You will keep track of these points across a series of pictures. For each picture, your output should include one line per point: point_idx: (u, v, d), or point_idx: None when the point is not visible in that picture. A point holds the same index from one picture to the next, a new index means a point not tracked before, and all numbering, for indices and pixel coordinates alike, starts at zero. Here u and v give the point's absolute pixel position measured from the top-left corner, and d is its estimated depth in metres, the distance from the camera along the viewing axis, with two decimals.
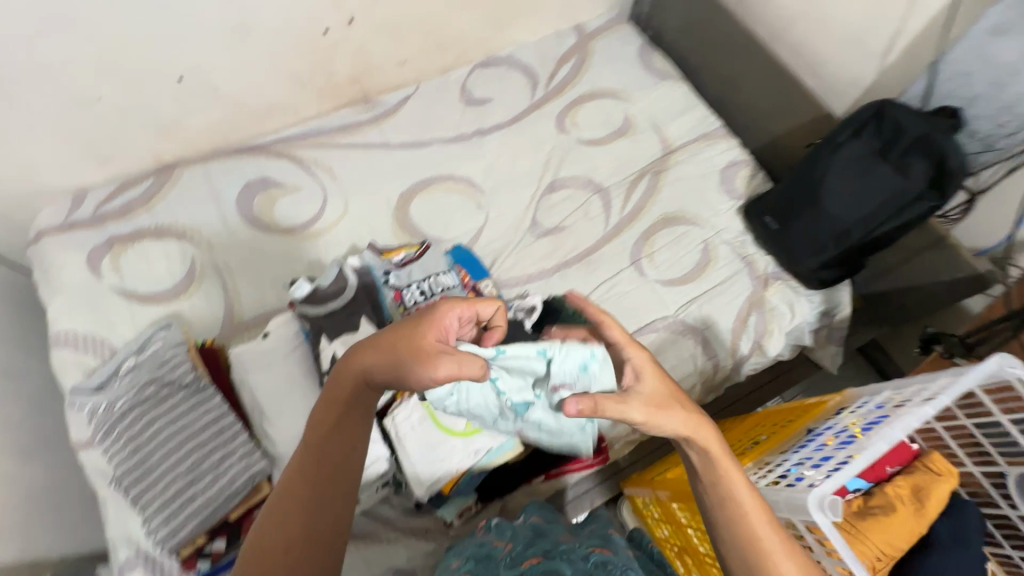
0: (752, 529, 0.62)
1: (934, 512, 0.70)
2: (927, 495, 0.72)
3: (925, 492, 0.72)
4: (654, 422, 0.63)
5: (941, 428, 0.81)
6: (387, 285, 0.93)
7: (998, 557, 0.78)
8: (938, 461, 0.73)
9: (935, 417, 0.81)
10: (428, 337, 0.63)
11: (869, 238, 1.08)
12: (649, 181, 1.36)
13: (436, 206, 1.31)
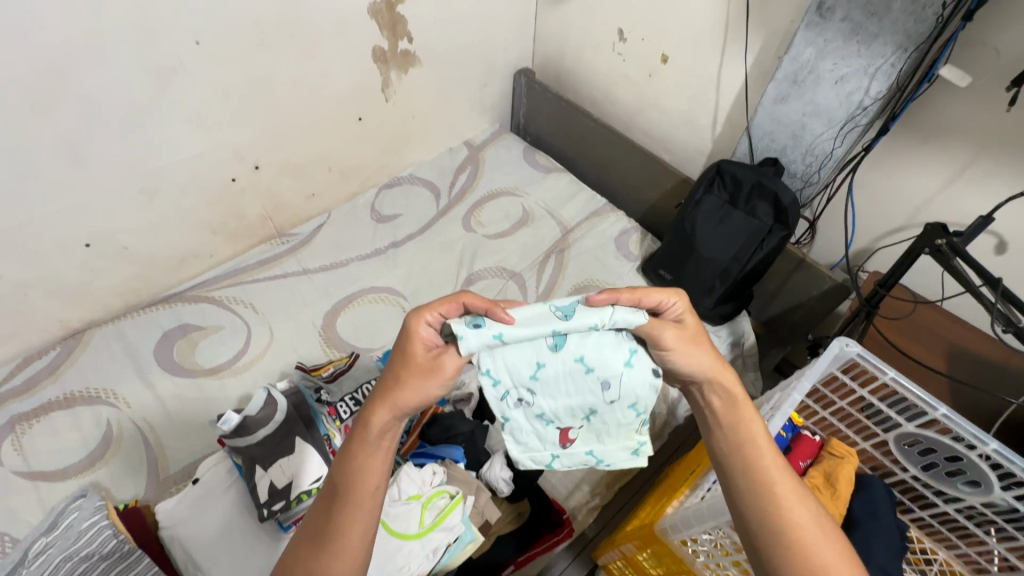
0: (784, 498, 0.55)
1: (847, 492, 0.75)
2: (837, 478, 0.76)
3: (835, 476, 0.76)
4: (687, 356, 0.60)
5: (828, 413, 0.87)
6: (321, 402, 0.97)
7: (915, 521, 0.85)
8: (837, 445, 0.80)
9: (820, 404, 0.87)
10: (417, 355, 0.59)
11: (745, 272, 1.25)
12: (555, 259, 1.50)
13: (362, 319, 1.35)
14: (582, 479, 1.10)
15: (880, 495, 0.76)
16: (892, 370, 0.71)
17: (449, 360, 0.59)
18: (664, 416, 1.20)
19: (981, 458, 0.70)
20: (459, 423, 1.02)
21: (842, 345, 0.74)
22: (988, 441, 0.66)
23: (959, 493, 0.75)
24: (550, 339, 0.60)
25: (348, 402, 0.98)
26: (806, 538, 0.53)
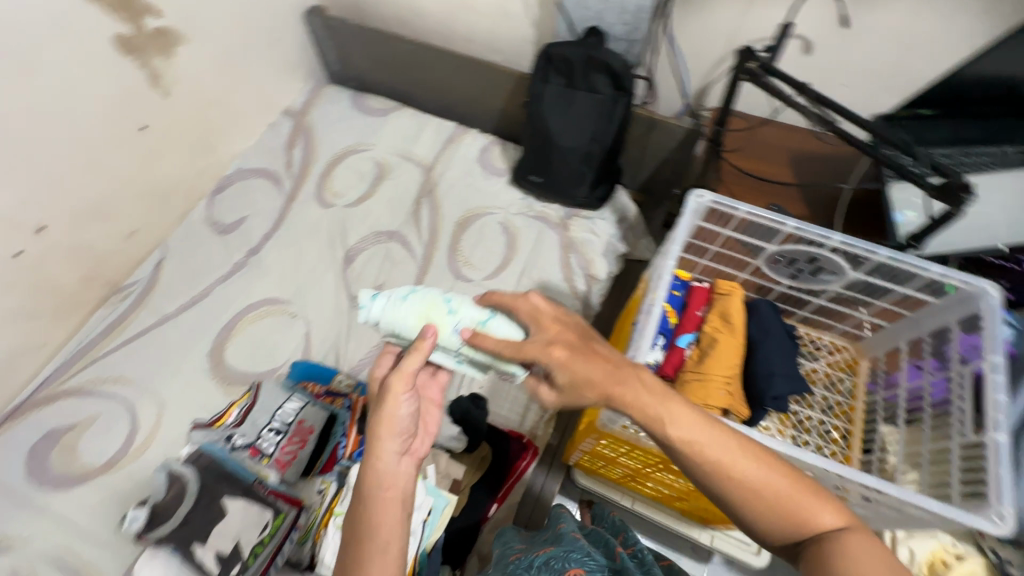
0: (732, 465, 0.57)
1: (742, 324, 0.81)
2: (731, 313, 0.82)
3: (729, 312, 0.82)
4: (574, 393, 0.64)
5: (705, 261, 0.93)
6: (238, 450, 0.91)
7: (801, 321, 0.98)
8: (722, 284, 0.85)
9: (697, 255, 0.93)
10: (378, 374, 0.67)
11: (607, 149, 1.25)
12: (428, 203, 1.43)
13: (252, 342, 1.23)
14: (529, 399, 1.13)
15: (765, 314, 0.84)
16: (743, 206, 0.77)
17: (396, 382, 0.62)
18: (581, 311, 1.26)
19: (831, 251, 0.80)
20: None
21: (696, 198, 0.80)
22: (832, 235, 0.75)
23: (826, 285, 0.86)
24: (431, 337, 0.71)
25: (270, 434, 0.93)
26: (763, 485, 0.56)
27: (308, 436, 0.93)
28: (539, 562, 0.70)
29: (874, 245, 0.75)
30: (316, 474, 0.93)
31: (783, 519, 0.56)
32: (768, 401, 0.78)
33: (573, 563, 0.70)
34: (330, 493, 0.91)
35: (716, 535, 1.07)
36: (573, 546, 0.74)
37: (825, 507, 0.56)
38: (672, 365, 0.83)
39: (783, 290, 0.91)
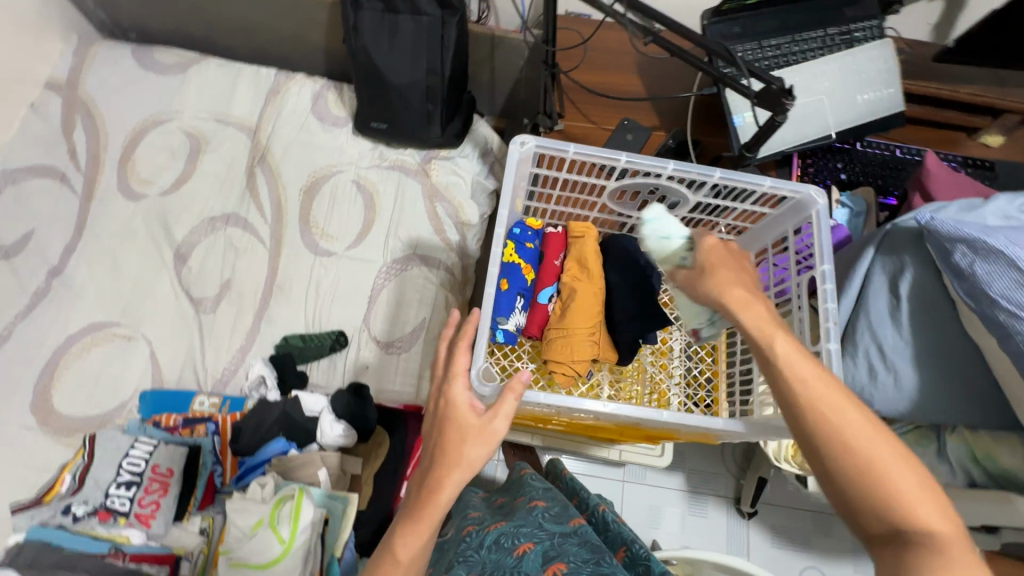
0: (843, 433, 0.48)
1: (598, 268, 0.81)
2: (586, 259, 0.81)
3: (584, 258, 0.81)
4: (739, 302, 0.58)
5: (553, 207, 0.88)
6: (83, 518, 0.82)
7: None
8: (575, 228, 0.83)
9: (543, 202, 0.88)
10: (466, 413, 0.57)
11: (448, 80, 1.11)
12: (263, 171, 1.23)
13: (83, 379, 1.04)
14: (420, 368, 1.08)
15: (621, 252, 0.84)
16: (570, 146, 0.72)
17: (500, 422, 0.57)
18: (459, 262, 1.19)
19: (669, 179, 0.78)
20: (264, 416, 0.91)
21: (520, 146, 0.74)
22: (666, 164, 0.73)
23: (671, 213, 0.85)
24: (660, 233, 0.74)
25: (121, 490, 0.82)
26: (876, 472, 0.46)
27: (167, 481, 0.84)
28: (491, 539, 0.69)
29: (706, 168, 0.74)
30: (192, 514, 0.86)
31: (896, 513, 0.45)
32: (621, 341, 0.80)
33: (523, 539, 0.68)
34: (215, 528, 0.86)
35: (622, 449, 1.12)
36: (525, 520, 0.73)
37: (936, 509, 0.44)
38: (536, 324, 0.82)
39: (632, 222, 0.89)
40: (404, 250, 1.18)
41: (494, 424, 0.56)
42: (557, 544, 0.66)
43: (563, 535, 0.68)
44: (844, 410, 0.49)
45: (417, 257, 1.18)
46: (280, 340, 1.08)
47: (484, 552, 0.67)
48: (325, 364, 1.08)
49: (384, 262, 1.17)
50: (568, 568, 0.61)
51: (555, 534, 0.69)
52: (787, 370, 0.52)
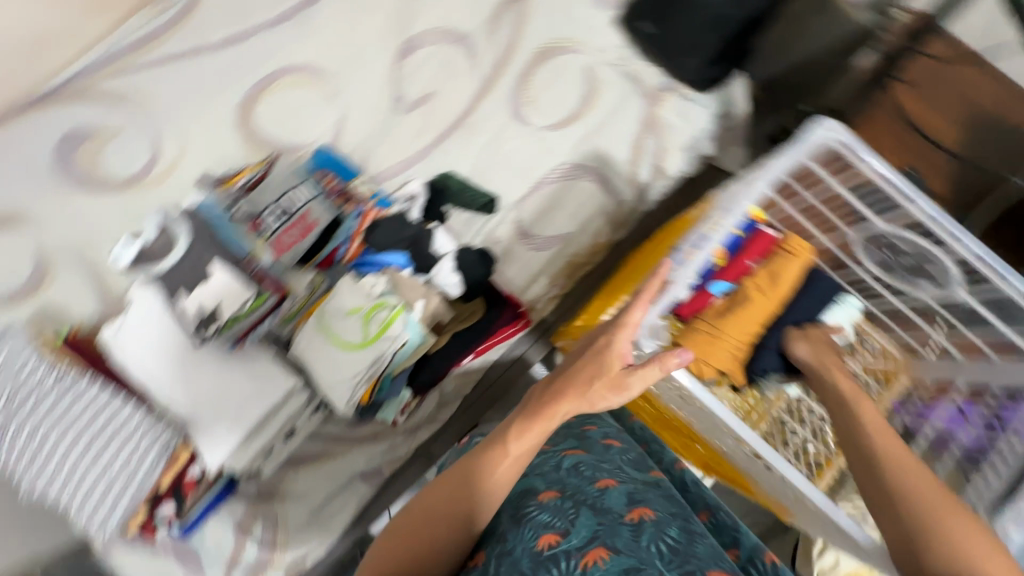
0: (960, 538, 0.55)
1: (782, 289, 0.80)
2: (779, 276, 0.80)
3: (778, 274, 0.80)
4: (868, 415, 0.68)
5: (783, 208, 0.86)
6: (240, 219, 0.88)
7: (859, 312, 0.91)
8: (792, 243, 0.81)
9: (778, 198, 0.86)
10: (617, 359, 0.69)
11: (749, 19, 0.97)
12: (515, 11, 1.18)
13: (283, 108, 1.14)
14: (539, 272, 1.10)
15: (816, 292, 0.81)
16: (870, 155, 0.74)
17: (636, 379, 0.68)
18: (632, 202, 1.15)
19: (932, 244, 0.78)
20: (403, 229, 0.96)
21: (824, 129, 0.76)
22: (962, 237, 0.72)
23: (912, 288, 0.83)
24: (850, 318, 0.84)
25: (275, 214, 0.90)
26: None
27: (310, 229, 0.93)
28: (570, 464, 0.73)
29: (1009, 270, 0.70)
30: (310, 267, 0.94)
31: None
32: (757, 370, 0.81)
33: (604, 474, 0.71)
34: (318, 291, 0.92)
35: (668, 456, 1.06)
36: (603, 457, 0.76)
37: None
38: (692, 308, 0.82)
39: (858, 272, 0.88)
40: (591, 160, 1.13)
41: (627, 377, 0.68)
42: (638, 490, 0.70)
43: (644, 482, 0.72)
44: (942, 507, 0.58)
45: (598, 173, 1.13)
46: (443, 173, 1.10)
47: (565, 475, 0.71)
48: (467, 217, 1.09)
49: (568, 160, 1.13)
50: (654, 517, 0.65)
51: (636, 480, 0.72)
52: (898, 469, 0.62)
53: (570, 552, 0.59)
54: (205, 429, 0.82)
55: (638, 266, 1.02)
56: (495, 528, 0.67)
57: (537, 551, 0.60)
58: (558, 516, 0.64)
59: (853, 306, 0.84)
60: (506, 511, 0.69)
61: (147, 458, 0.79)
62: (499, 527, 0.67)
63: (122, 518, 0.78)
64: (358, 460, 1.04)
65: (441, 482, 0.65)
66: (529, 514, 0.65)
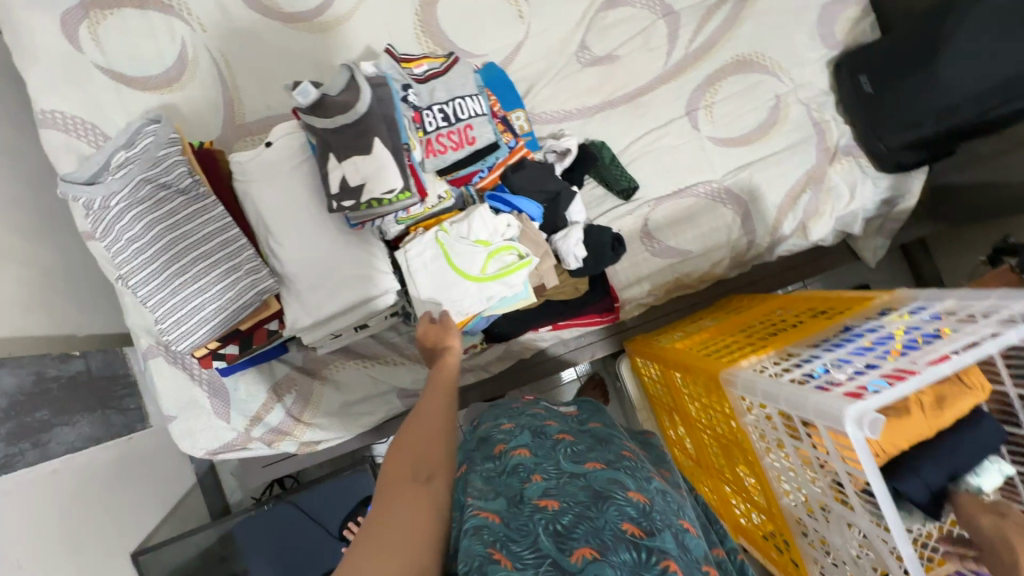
0: None
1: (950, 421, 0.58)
2: (950, 403, 0.58)
3: (951, 402, 0.58)
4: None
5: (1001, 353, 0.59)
6: (406, 104, 0.84)
7: None
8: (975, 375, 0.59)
9: None
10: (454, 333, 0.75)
11: (979, 121, 0.90)
12: (732, 9, 1.10)
13: (467, 8, 1.06)
14: (644, 277, 1.06)
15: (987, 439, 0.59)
16: None
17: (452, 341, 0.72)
18: (762, 248, 1.10)
19: None
20: (546, 180, 0.93)
21: None
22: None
23: None
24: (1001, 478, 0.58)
25: (438, 113, 0.85)
26: None
27: (465, 144, 0.86)
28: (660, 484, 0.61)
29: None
30: (445, 179, 0.89)
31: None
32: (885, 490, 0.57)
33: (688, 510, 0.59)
34: (445, 205, 0.89)
35: None
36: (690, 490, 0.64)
37: None
38: None
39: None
40: (742, 190, 1.07)
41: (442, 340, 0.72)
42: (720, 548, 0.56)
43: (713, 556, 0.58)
44: None
45: (743, 207, 1.08)
46: (597, 141, 1.05)
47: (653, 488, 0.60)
48: (599, 194, 1.07)
49: (719, 181, 1.08)
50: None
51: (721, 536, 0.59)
52: None
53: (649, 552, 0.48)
54: (298, 290, 0.81)
55: (753, 313, 0.89)
56: (571, 484, 0.59)
57: (615, 529, 0.51)
58: (644, 516, 0.53)
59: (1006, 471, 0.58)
60: (583, 483, 0.58)
61: (239, 300, 0.77)
62: (574, 489, 0.57)
63: (194, 344, 0.77)
64: (404, 377, 1.04)
65: (404, 459, 0.53)
66: (610, 498, 0.55)
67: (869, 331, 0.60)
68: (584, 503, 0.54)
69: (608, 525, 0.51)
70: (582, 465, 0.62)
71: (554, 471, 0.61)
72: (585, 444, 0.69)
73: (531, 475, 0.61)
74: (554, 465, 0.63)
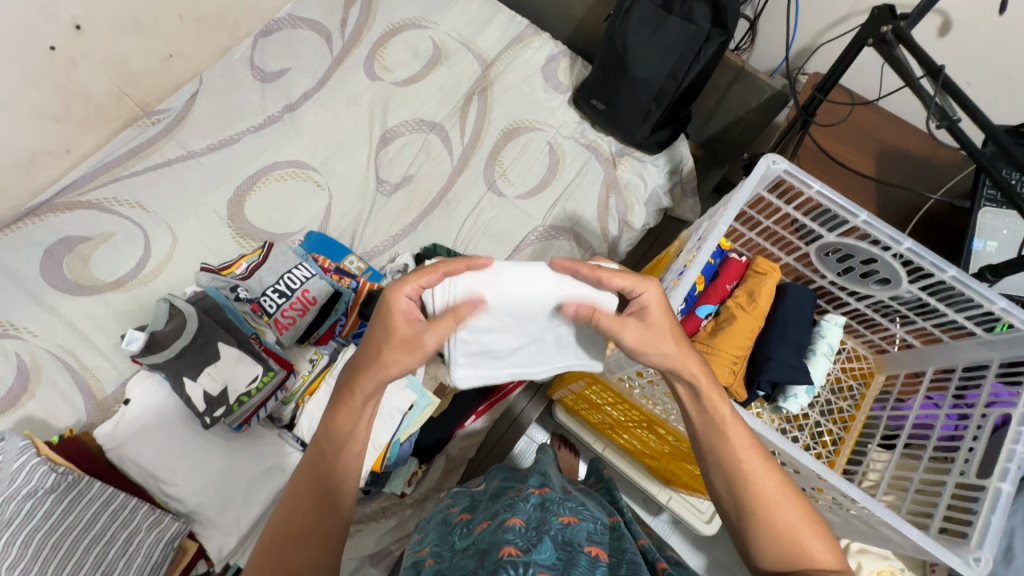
0: (764, 498, 0.53)
1: (765, 310, 0.69)
2: (759, 294, 0.70)
3: (757, 293, 0.70)
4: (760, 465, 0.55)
5: (756, 236, 0.73)
6: (241, 301, 0.93)
7: (861, 341, 0.77)
8: (762, 261, 0.72)
9: (743, 223, 0.73)
10: (404, 316, 0.59)
11: (681, 90, 1.13)
12: (479, 101, 1.33)
13: (273, 200, 1.20)
14: None
15: (802, 305, 0.70)
16: (818, 184, 0.59)
17: (430, 338, 0.58)
18: (606, 254, 1.23)
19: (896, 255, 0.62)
20: None
21: (768, 163, 0.61)
22: (948, 267, 0.57)
23: (869, 293, 0.67)
24: (825, 347, 0.71)
25: (273, 295, 0.93)
26: (765, 499, 0.53)
27: (309, 306, 0.94)
28: (537, 500, 0.65)
29: (992, 292, 0.57)
30: (310, 343, 0.97)
31: (786, 543, 0.51)
32: (762, 383, 0.67)
33: (569, 510, 0.62)
34: (319, 364, 0.94)
35: (673, 496, 1.08)
36: (569, 495, 0.67)
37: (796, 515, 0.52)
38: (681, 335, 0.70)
39: (823, 284, 0.72)
40: (564, 221, 1.23)
41: (421, 338, 0.58)
42: (598, 530, 0.61)
43: (605, 525, 0.63)
44: (761, 497, 0.53)
45: (572, 233, 1.23)
46: (429, 244, 1.17)
47: (530, 509, 0.62)
48: None
49: (542, 224, 1.23)
50: (609, 560, 0.56)
51: (598, 520, 0.63)
52: (748, 477, 0.54)
53: (529, 568, 0.50)
54: (209, 518, 0.80)
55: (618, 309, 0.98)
56: (459, 558, 0.58)
57: (496, 559, 0.52)
58: (522, 538, 0.55)
59: (839, 325, 0.71)
60: (472, 549, 0.59)
61: (150, 562, 0.75)
62: (464, 559, 0.57)
63: None
64: (367, 542, 0.98)
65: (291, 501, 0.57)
66: (493, 543, 0.55)
67: (673, 272, 0.72)
68: (471, 570, 0.54)
69: (492, 564, 0.51)
70: (472, 533, 0.63)
71: (445, 553, 0.62)
72: (479, 514, 0.70)
73: (423, 563, 0.61)
74: (446, 548, 0.63)
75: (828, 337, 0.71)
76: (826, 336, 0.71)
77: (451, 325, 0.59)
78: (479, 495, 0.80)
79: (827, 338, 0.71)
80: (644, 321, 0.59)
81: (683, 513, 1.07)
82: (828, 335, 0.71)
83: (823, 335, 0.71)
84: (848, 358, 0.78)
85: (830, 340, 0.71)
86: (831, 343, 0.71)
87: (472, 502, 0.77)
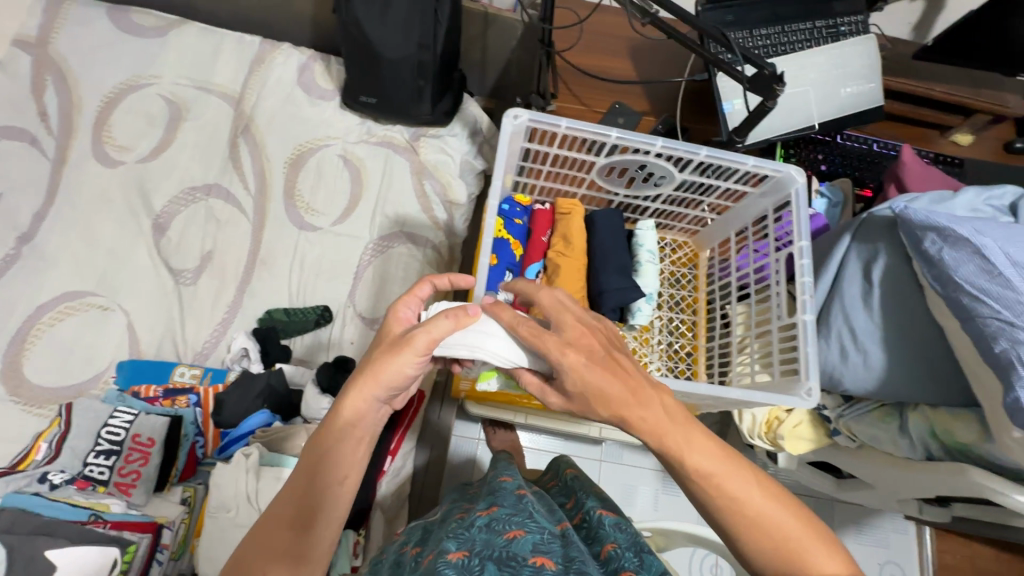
0: (747, 517, 0.47)
1: (583, 244, 0.71)
2: (571, 234, 0.72)
3: (569, 235, 0.71)
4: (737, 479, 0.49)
5: (545, 184, 0.75)
6: (60, 487, 0.79)
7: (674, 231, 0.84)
8: (562, 202, 0.73)
9: (529, 177, 0.75)
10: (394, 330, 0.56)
11: (439, 57, 1.09)
12: (247, 143, 1.20)
13: (56, 349, 1.00)
14: None
15: (614, 225, 0.73)
16: (563, 120, 0.60)
17: (420, 334, 0.53)
18: (447, 240, 1.20)
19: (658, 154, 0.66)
20: (248, 388, 0.92)
21: (512, 119, 0.63)
22: (699, 148, 0.62)
23: (658, 192, 0.72)
24: (646, 254, 0.74)
25: (97, 459, 0.81)
26: (749, 516, 0.47)
27: (150, 451, 0.81)
28: (482, 521, 0.62)
29: (741, 155, 0.63)
30: (174, 484, 0.85)
31: (781, 561, 0.46)
32: (608, 313, 0.70)
33: (514, 524, 0.61)
34: (197, 501, 0.84)
35: (603, 426, 1.13)
36: (517, 507, 0.66)
37: (793, 523, 0.47)
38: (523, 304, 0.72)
39: (618, 202, 0.76)
40: (391, 227, 1.18)
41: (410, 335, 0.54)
42: (546, 540, 0.60)
43: (554, 532, 0.62)
44: (747, 519, 0.47)
45: (404, 235, 1.18)
46: (263, 315, 1.06)
47: (476, 532, 0.60)
48: (309, 339, 1.08)
49: (369, 240, 1.16)
50: (558, 566, 0.55)
51: (547, 529, 0.62)
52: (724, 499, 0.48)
53: None
54: None
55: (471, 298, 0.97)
56: None
57: None
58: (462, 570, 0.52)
59: (650, 228, 0.76)
60: None
61: None
62: None
63: None
64: None
65: None
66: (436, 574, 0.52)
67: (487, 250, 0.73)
68: None
69: None
70: (420, 568, 0.58)
71: None
72: (429, 544, 0.64)
73: None
74: None
75: (644, 244, 0.75)
76: (642, 243, 0.75)
77: (446, 321, 0.54)
78: (430, 522, 0.74)
79: (642, 244, 0.75)
80: (568, 386, 0.53)
81: (617, 436, 1.12)
82: (642, 242, 0.75)
83: (640, 245, 0.75)
84: (673, 248, 0.84)
85: (647, 244, 0.75)
86: (650, 247, 0.75)
87: (425, 532, 0.71)
